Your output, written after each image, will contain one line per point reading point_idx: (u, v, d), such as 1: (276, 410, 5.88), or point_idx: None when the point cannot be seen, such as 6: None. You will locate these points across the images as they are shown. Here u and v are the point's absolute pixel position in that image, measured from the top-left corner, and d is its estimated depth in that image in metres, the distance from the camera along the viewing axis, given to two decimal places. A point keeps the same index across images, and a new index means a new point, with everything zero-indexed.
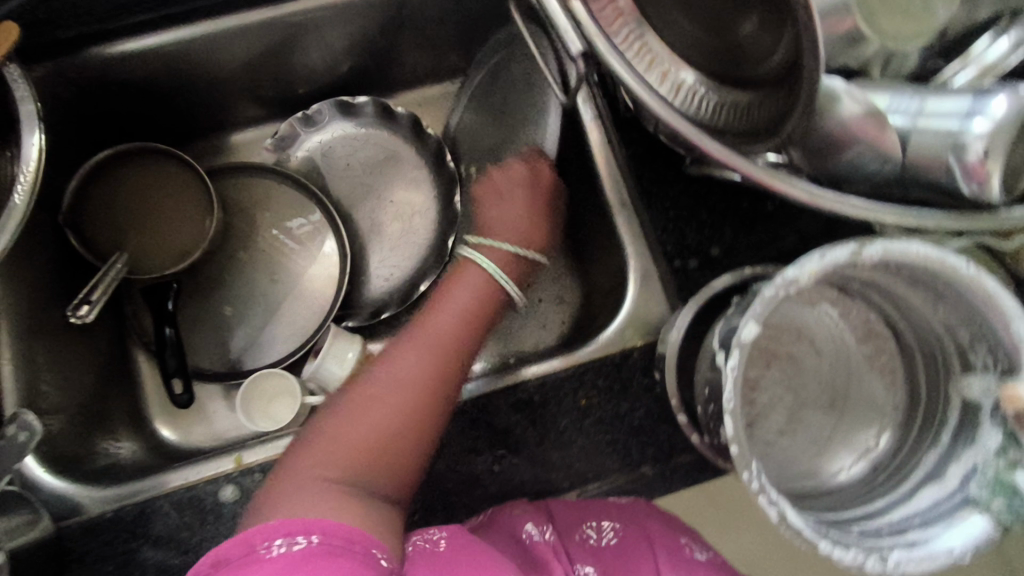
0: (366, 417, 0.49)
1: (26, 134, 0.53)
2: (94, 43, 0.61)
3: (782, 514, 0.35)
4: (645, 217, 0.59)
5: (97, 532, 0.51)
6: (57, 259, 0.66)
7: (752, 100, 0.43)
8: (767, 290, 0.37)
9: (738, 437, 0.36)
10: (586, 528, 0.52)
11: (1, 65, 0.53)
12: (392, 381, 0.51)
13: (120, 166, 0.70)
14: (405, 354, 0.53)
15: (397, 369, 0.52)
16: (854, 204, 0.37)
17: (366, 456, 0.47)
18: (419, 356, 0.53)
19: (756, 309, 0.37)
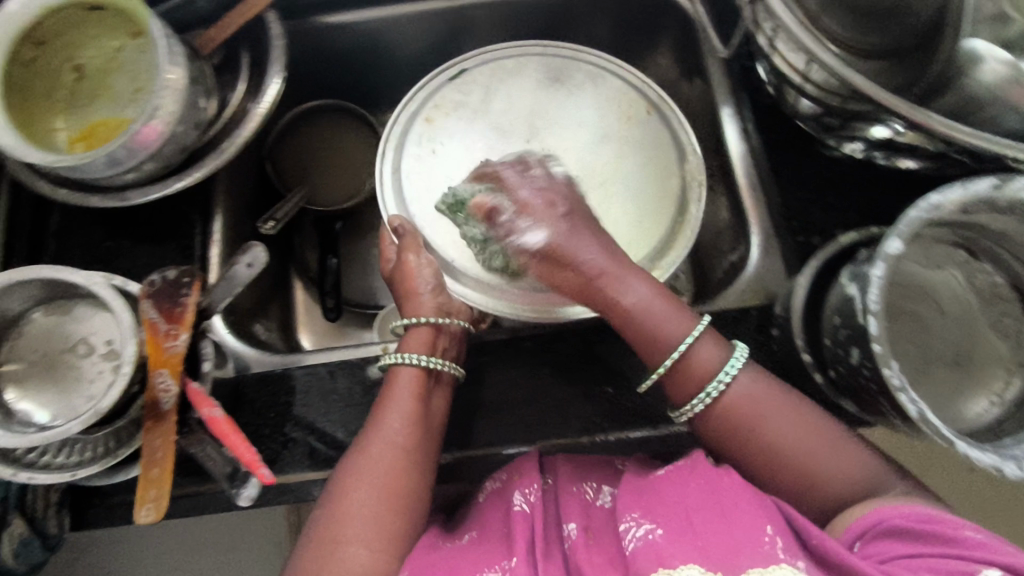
0: (345, 523, 0.47)
1: (272, 75, 0.66)
2: (313, 23, 0.75)
3: (922, 412, 0.38)
4: (774, 196, 0.64)
5: (266, 384, 0.60)
6: (256, 183, 0.79)
7: (884, 68, 0.48)
8: (913, 212, 0.40)
9: (880, 338, 0.40)
10: (584, 488, 0.52)
11: (264, 13, 0.67)
12: (354, 489, 0.48)
13: (313, 119, 0.83)
14: (361, 462, 0.50)
15: (361, 472, 0.49)
16: (991, 138, 0.40)
17: (380, 544, 0.47)
18: (403, 436, 0.51)
19: (902, 227, 0.40)
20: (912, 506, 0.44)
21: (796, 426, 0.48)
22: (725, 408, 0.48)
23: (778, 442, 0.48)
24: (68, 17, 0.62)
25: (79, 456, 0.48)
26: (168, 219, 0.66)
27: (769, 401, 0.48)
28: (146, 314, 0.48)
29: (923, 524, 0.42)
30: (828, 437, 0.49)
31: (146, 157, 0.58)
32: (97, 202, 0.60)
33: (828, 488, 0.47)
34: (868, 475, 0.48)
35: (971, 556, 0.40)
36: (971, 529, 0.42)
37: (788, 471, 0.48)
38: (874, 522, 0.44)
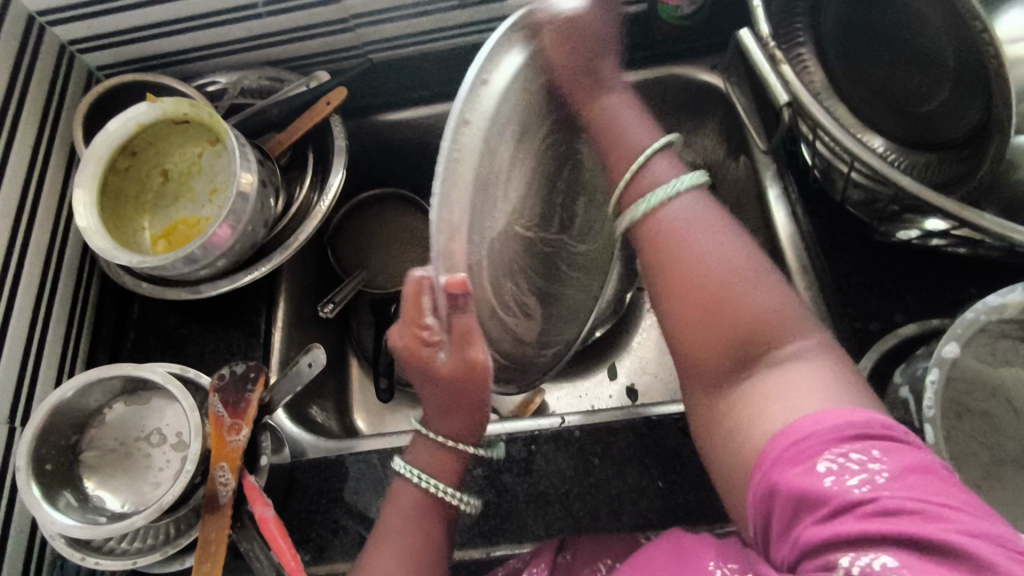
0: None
1: (334, 173, 0.71)
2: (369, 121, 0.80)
3: None
4: (827, 280, 0.62)
5: (319, 470, 0.61)
6: (316, 268, 0.83)
7: (930, 160, 0.48)
8: (969, 314, 0.38)
9: (939, 446, 0.36)
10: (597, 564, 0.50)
11: (327, 117, 0.72)
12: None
13: (369, 207, 0.88)
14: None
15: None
16: None
17: None
18: (402, 550, 0.47)
19: (957, 329, 0.38)
20: (795, 424, 0.34)
21: (722, 251, 0.43)
22: (652, 227, 0.45)
23: (699, 261, 0.43)
24: (158, 130, 0.68)
25: (141, 544, 0.50)
26: (236, 307, 0.70)
27: (698, 221, 0.44)
28: (214, 408, 0.52)
29: (797, 485, 0.32)
30: (743, 279, 0.42)
31: (219, 254, 0.63)
32: (174, 295, 0.66)
33: (755, 334, 0.40)
34: (801, 386, 0.37)
35: (852, 516, 0.30)
36: (854, 475, 0.31)
37: (729, 328, 0.41)
38: (763, 485, 0.34)
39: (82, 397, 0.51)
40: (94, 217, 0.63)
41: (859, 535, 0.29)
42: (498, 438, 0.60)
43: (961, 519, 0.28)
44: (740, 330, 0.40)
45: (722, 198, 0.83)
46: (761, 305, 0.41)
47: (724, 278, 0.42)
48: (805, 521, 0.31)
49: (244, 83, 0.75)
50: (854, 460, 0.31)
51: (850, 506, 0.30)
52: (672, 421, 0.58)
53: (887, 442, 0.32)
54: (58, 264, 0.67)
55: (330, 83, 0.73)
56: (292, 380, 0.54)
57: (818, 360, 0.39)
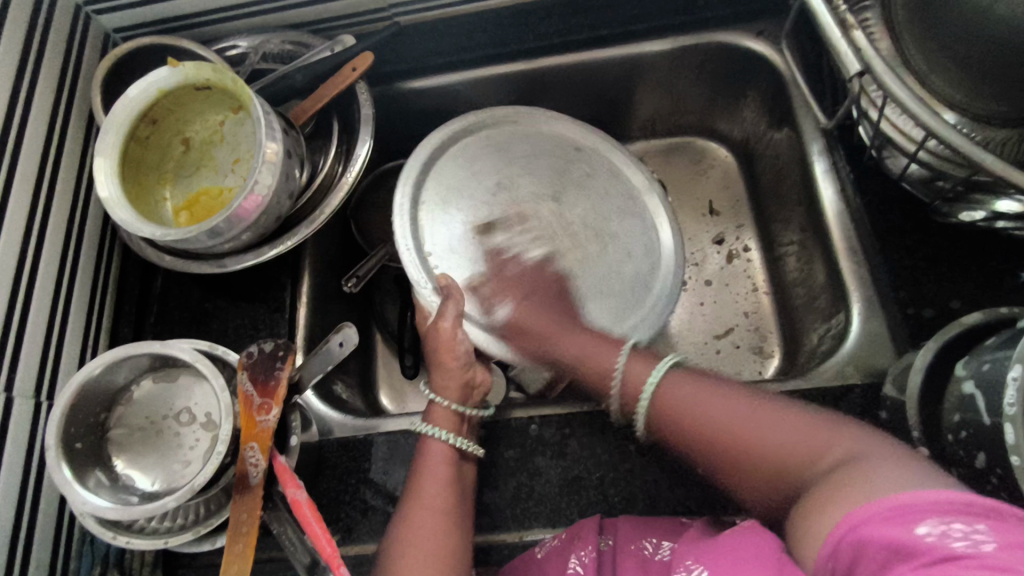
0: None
1: (361, 142, 0.68)
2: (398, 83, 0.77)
3: None
4: (877, 261, 0.59)
5: (347, 449, 0.60)
6: (340, 242, 0.82)
7: (1012, 137, 0.47)
8: None
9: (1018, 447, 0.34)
10: (642, 543, 0.49)
11: (353, 84, 0.70)
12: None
13: (392, 179, 0.86)
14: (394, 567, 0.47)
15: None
16: None
17: None
18: (441, 506, 0.50)
19: None
20: (875, 500, 0.35)
21: (796, 432, 0.44)
22: (660, 410, 0.50)
23: (725, 435, 0.46)
24: (179, 96, 0.65)
25: (171, 522, 0.49)
26: (260, 281, 0.68)
27: (698, 405, 0.48)
28: (243, 385, 0.51)
29: (888, 535, 0.33)
30: (760, 445, 0.45)
31: (244, 227, 0.61)
32: (197, 268, 0.64)
33: (784, 464, 0.43)
34: (893, 477, 0.36)
35: (957, 566, 0.29)
36: (958, 540, 0.30)
37: (773, 473, 0.44)
38: (849, 540, 0.35)
39: (109, 374, 0.50)
40: (116, 188, 0.61)
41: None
42: (531, 421, 0.58)
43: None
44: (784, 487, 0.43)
45: (761, 174, 0.79)
46: (770, 443, 0.44)
47: (744, 440, 0.45)
48: (900, 568, 0.31)
49: (266, 49, 0.72)
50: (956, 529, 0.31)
51: (950, 557, 0.30)
52: None
53: (991, 520, 0.31)
54: (80, 237, 0.65)
55: (355, 48, 0.70)
56: (324, 359, 0.53)
57: (881, 463, 0.38)
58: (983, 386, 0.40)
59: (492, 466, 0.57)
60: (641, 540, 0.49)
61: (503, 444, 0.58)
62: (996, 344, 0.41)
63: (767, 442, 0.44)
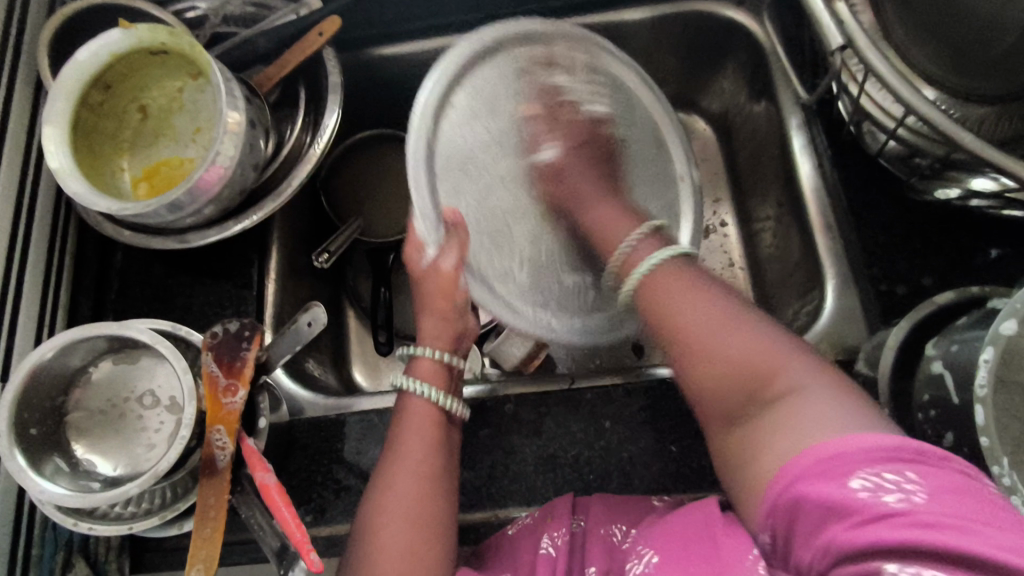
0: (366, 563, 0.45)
1: (330, 110, 0.66)
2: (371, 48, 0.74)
3: None
4: (852, 238, 0.59)
5: (318, 430, 0.59)
6: (310, 216, 0.79)
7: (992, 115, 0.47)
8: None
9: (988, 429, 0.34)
10: (610, 529, 0.49)
11: (320, 50, 0.66)
12: (367, 540, 0.46)
13: (363, 154, 0.83)
14: (381, 493, 0.48)
15: (385, 517, 0.46)
16: None
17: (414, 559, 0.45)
18: (418, 467, 0.48)
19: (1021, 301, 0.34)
20: (833, 444, 0.32)
21: (706, 312, 0.41)
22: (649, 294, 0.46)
23: (689, 327, 0.42)
24: (132, 61, 0.62)
25: (135, 507, 0.48)
26: (225, 256, 0.66)
27: (687, 307, 0.42)
28: (207, 367, 0.50)
29: (825, 494, 0.31)
30: (757, 354, 0.39)
31: (206, 201, 0.58)
32: (159, 244, 0.61)
33: (736, 373, 0.39)
34: (823, 416, 0.34)
35: (887, 524, 0.28)
36: (891, 493, 0.29)
37: (726, 375, 0.39)
38: (787, 496, 0.33)
39: (65, 356, 0.48)
40: (68, 157, 0.58)
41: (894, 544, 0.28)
42: (506, 399, 0.57)
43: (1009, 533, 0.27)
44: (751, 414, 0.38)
45: (738, 147, 0.79)
46: (724, 348, 0.40)
47: (715, 342, 0.40)
48: (836, 527, 0.30)
49: (229, 11, 0.69)
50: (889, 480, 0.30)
51: (883, 515, 0.29)
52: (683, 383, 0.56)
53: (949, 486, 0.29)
54: (31, 210, 0.61)
55: (322, 11, 0.66)
56: (290, 341, 0.51)
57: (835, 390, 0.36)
58: (953, 366, 0.40)
59: (467, 444, 0.57)
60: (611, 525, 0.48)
61: (477, 423, 0.57)
62: (968, 324, 0.41)
63: (724, 347, 0.40)
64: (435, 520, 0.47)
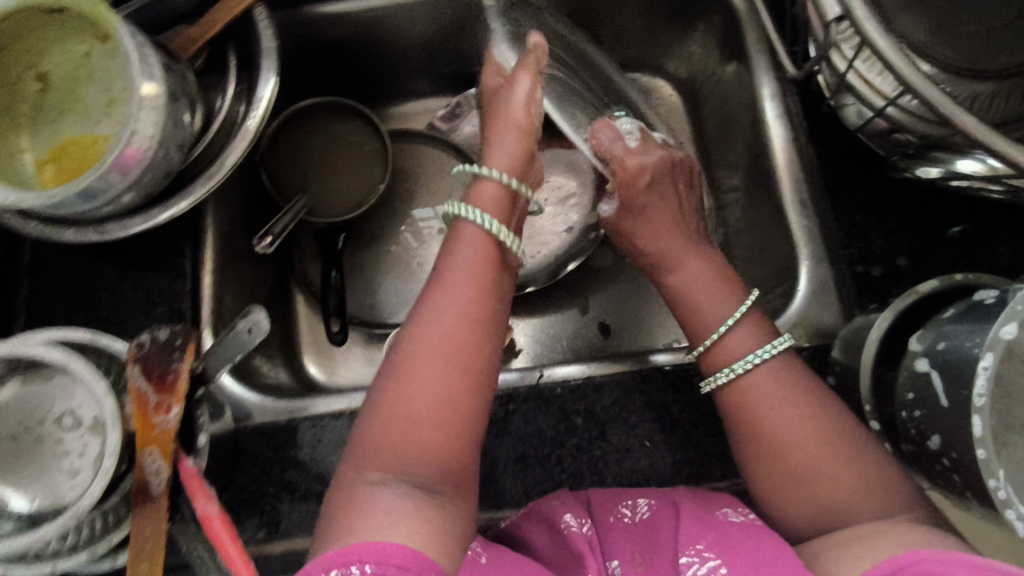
0: (385, 445, 0.40)
1: (265, 76, 0.58)
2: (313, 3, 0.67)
3: None
4: (826, 218, 0.57)
5: (268, 438, 0.55)
6: (250, 194, 0.72)
7: (999, 90, 0.45)
8: None
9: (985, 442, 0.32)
10: (621, 508, 0.48)
11: (250, 8, 0.59)
12: (408, 380, 0.41)
13: (303, 125, 0.76)
14: (425, 333, 0.42)
15: (419, 373, 0.41)
16: None
17: (449, 421, 0.40)
18: (467, 303, 0.43)
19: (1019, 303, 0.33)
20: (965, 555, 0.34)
21: (808, 432, 0.45)
22: (734, 392, 0.48)
23: (794, 447, 0.45)
24: (28, 20, 0.54)
25: (59, 544, 0.42)
26: (153, 246, 0.59)
27: (775, 395, 0.47)
28: (134, 383, 0.44)
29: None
30: (822, 451, 0.45)
31: (124, 188, 0.51)
32: (73, 237, 0.54)
33: (855, 480, 0.44)
34: (880, 542, 0.39)
35: None
36: None
37: (807, 489, 0.45)
38: None
39: None
40: None
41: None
42: None
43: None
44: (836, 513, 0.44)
45: (706, 116, 0.76)
46: (790, 438, 0.45)
47: (810, 455, 0.45)
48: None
49: None
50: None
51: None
52: (657, 374, 0.54)
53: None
54: None
55: None
56: (231, 349, 0.45)
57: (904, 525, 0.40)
58: (943, 366, 0.38)
59: None
60: (618, 506, 0.47)
61: None
62: (956, 317, 0.39)
63: (866, 461, 0.44)
64: (477, 377, 0.41)
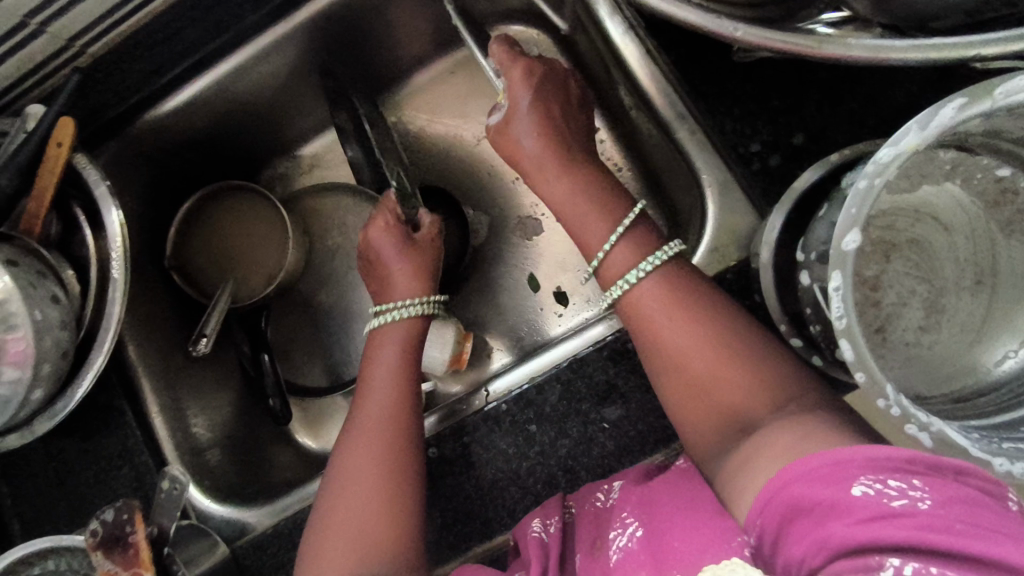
0: (335, 542, 0.47)
1: (106, 212, 0.57)
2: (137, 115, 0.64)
3: (939, 435, 0.34)
4: (706, 124, 0.53)
5: (265, 548, 0.56)
6: (180, 314, 0.73)
7: None
8: (860, 184, 0.34)
9: (862, 364, 0.33)
10: (595, 494, 0.48)
11: (70, 160, 0.57)
12: (352, 475, 0.50)
13: (199, 219, 0.75)
14: (359, 434, 0.52)
15: (357, 469, 0.50)
16: (958, 49, 0.34)
17: (362, 531, 0.47)
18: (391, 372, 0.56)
19: (853, 209, 0.34)
20: (837, 448, 0.34)
21: (689, 332, 0.44)
22: (630, 308, 0.47)
23: (678, 348, 0.44)
24: None
25: None
26: (93, 414, 0.60)
27: (651, 296, 0.46)
28: (105, 568, 0.46)
29: (822, 496, 0.32)
30: (708, 350, 0.43)
31: (28, 387, 0.52)
32: (15, 441, 0.55)
33: (746, 375, 0.42)
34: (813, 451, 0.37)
35: (892, 523, 0.30)
36: (898, 499, 0.30)
37: (702, 394, 0.43)
38: (784, 499, 0.34)
39: None
40: None
41: (900, 545, 0.29)
42: (428, 444, 0.54)
43: (974, 490, 0.30)
44: (742, 409, 0.41)
45: (579, 47, 0.71)
46: (670, 335, 0.44)
47: (698, 355, 0.43)
48: (836, 525, 0.31)
49: None
50: (894, 484, 0.31)
51: (890, 516, 0.30)
52: (593, 353, 0.52)
53: (939, 478, 0.31)
54: None
55: (48, 115, 0.57)
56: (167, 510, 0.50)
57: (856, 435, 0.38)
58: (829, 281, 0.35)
59: None
60: (593, 493, 0.48)
61: None
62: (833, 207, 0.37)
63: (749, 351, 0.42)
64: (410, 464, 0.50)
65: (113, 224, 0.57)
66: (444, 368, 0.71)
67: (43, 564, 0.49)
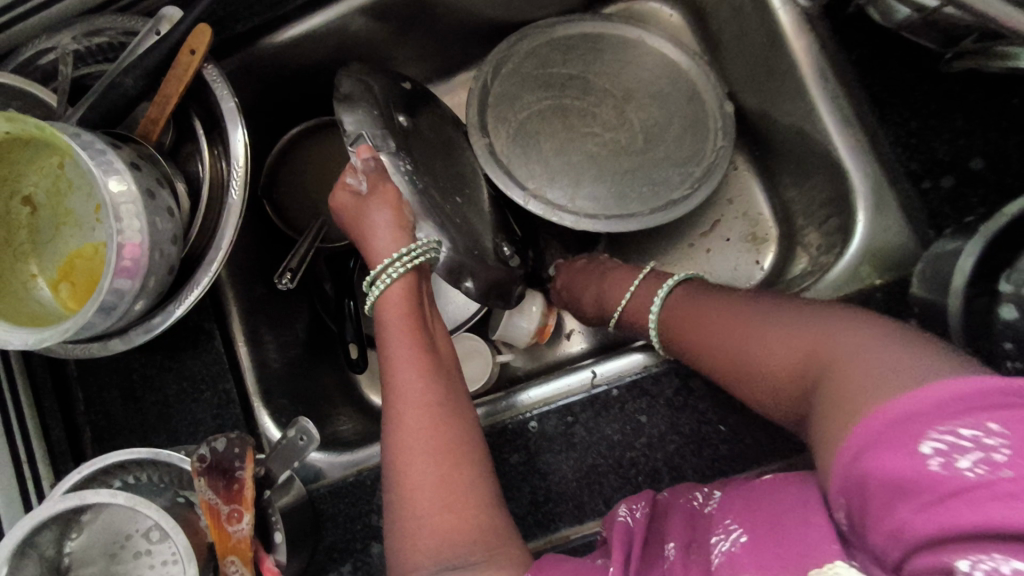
0: (420, 527, 0.44)
1: (232, 131, 0.55)
2: (265, 33, 0.61)
3: None
4: (875, 132, 0.50)
5: (342, 495, 0.55)
6: (268, 245, 0.71)
7: None
8: None
9: None
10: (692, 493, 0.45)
11: (200, 69, 0.55)
12: (401, 452, 0.46)
13: (298, 151, 0.72)
14: (395, 413, 0.49)
15: (419, 450, 0.46)
16: None
17: (434, 510, 0.44)
18: (401, 339, 0.52)
19: None
20: (897, 404, 0.32)
21: (728, 332, 0.47)
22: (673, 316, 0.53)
23: (720, 331, 0.47)
24: None
25: None
26: (182, 333, 0.59)
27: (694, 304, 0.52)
28: (205, 496, 0.45)
29: (894, 472, 0.31)
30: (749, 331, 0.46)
31: (135, 296, 0.50)
32: (102, 349, 0.54)
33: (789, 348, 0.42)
34: None
35: (967, 501, 0.28)
36: (968, 459, 0.29)
37: (758, 377, 0.44)
38: (854, 476, 0.33)
39: (33, 537, 0.43)
40: None
41: (971, 530, 0.28)
42: (528, 418, 0.52)
43: None
44: (811, 373, 0.40)
45: (723, 34, 0.68)
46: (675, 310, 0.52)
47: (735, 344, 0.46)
48: (903, 508, 0.30)
49: (78, 46, 0.57)
50: (967, 438, 0.29)
51: (962, 490, 0.28)
52: None
53: (1008, 408, 0.30)
54: None
55: (187, 19, 0.54)
56: (285, 454, 0.47)
57: None
58: None
59: (500, 475, 0.52)
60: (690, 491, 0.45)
61: (503, 449, 0.52)
62: None
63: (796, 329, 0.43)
64: (460, 439, 0.47)
65: (235, 146, 0.55)
66: (527, 339, 0.69)
67: (137, 472, 0.47)
